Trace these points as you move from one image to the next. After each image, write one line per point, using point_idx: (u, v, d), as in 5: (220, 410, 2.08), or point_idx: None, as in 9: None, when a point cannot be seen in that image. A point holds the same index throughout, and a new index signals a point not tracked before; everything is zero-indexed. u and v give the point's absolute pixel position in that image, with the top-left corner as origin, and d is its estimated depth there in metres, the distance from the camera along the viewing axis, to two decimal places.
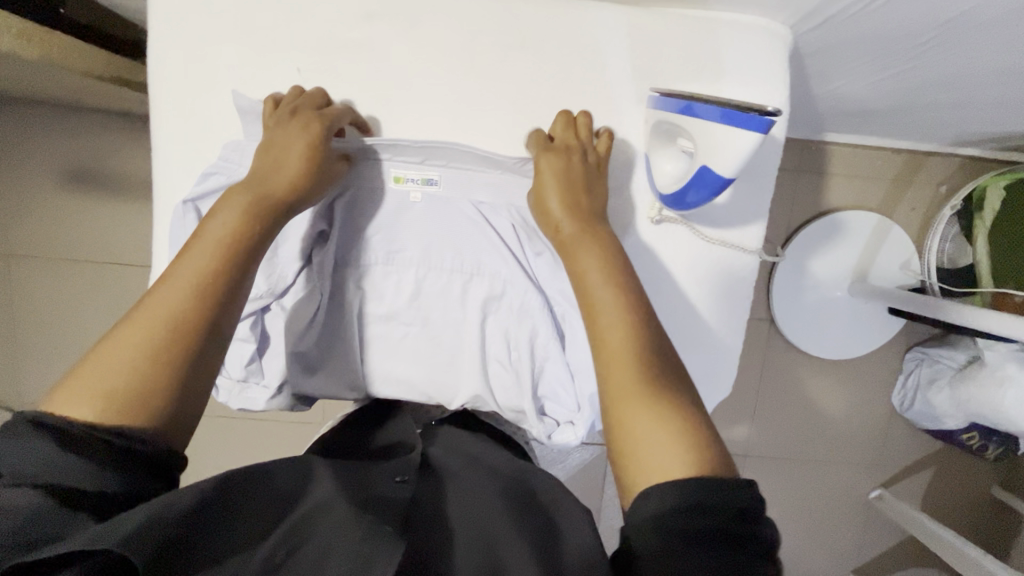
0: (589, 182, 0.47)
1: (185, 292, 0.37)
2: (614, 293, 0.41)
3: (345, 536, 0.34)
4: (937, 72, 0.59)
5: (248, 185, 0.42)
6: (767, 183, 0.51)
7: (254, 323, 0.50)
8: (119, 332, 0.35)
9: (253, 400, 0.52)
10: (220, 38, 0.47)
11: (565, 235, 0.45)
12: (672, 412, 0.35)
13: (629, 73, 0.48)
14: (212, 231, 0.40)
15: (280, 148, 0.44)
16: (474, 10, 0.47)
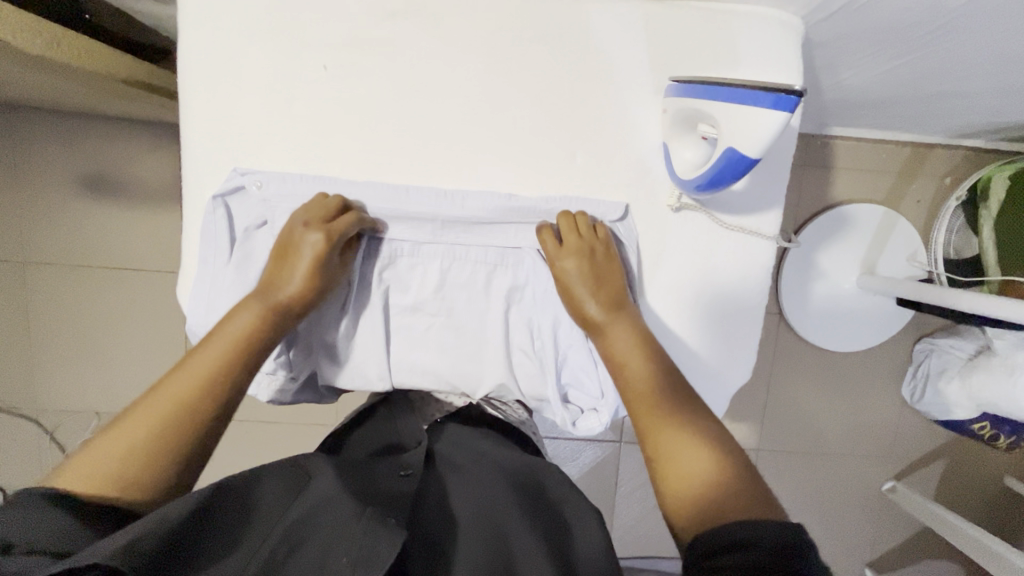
0: (610, 270, 0.50)
1: (189, 389, 0.42)
2: (644, 362, 0.47)
3: (344, 532, 0.38)
4: (943, 61, 0.61)
5: (262, 293, 0.47)
6: (783, 171, 0.52)
7: None
8: (127, 419, 0.41)
9: (281, 391, 0.53)
10: (249, 38, 0.48)
11: (598, 320, 0.49)
12: (701, 455, 0.42)
13: (646, 65, 0.50)
14: (225, 335, 0.45)
15: (292, 257, 0.47)
16: (494, 7, 0.48)
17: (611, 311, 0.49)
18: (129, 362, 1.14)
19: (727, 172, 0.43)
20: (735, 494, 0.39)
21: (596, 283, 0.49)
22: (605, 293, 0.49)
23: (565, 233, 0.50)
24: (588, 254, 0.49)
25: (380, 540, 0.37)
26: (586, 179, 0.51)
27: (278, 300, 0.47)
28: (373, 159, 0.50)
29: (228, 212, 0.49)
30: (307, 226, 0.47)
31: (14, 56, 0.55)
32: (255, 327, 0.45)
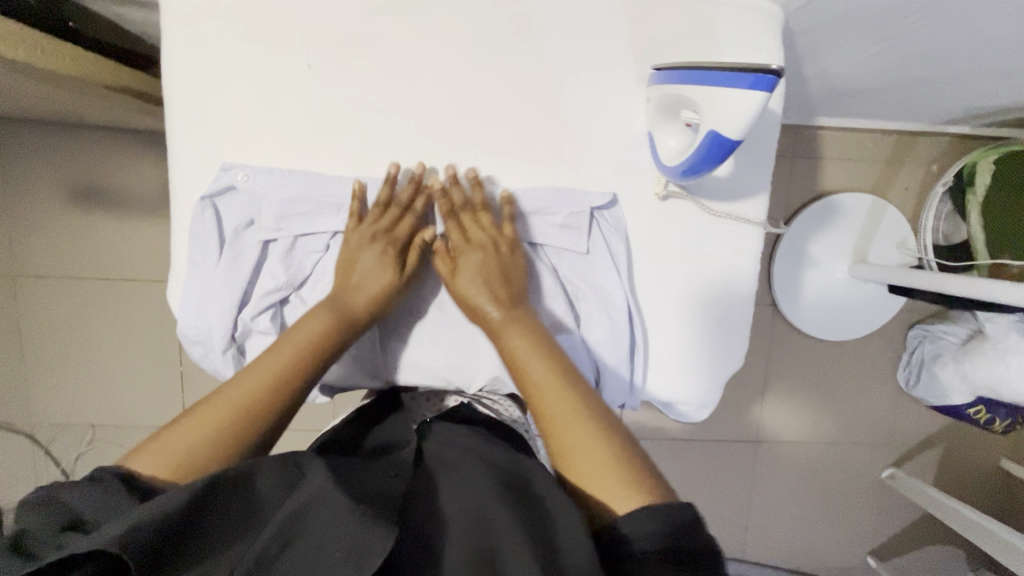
0: (512, 271, 0.50)
1: (263, 386, 0.44)
2: (543, 360, 0.46)
3: (337, 530, 0.34)
4: (924, 44, 0.61)
5: (331, 299, 0.49)
6: (767, 156, 0.53)
7: (274, 315, 0.51)
8: (203, 409, 0.43)
9: None
10: (232, 38, 0.48)
11: (496, 320, 0.48)
12: (602, 449, 0.41)
13: (630, 55, 0.50)
14: (295, 336, 0.47)
15: (359, 267, 0.49)
16: (477, 0, 0.49)
17: (509, 311, 0.48)
18: (122, 373, 1.13)
19: (711, 154, 0.43)
20: (633, 487, 0.39)
21: (498, 281, 0.49)
22: (507, 292, 0.49)
23: (462, 217, 0.50)
24: (488, 251, 0.49)
25: (376, 539, 0.34)
26: (574, 170, 0.51)
27: (348, 309, 0.48)
28: (360, 155, 0.50)
29: (216, 213, 0.50)
30: (372, 238, 0.49)
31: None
32: (327, 331, 0.47)
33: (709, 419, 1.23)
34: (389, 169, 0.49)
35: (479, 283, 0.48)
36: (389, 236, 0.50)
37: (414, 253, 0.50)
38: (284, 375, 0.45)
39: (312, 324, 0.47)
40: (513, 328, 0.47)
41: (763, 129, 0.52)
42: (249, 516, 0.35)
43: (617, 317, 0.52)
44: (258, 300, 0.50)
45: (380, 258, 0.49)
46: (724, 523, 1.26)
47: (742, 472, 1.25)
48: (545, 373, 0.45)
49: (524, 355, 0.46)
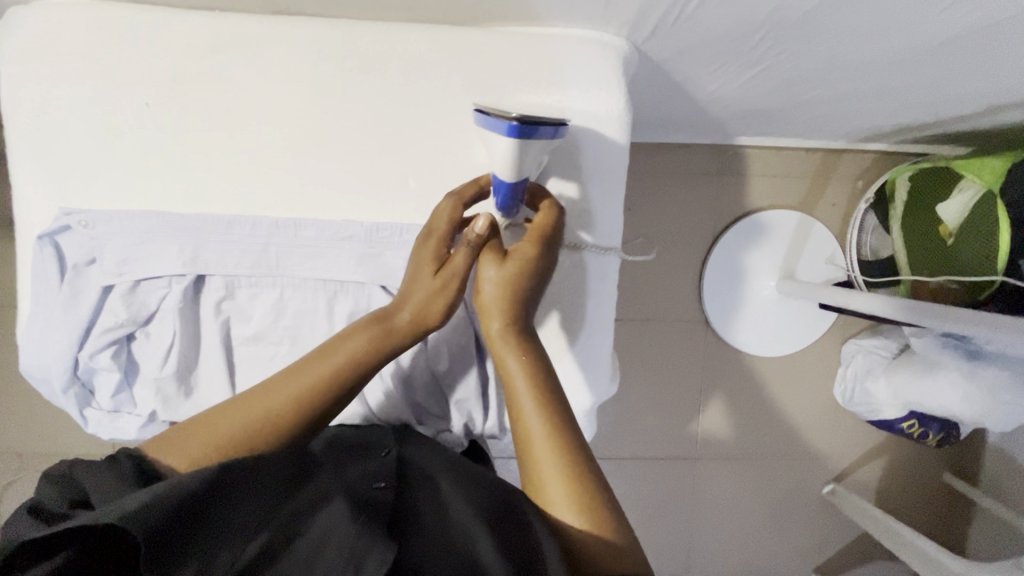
0: (535, 290, 0.50)
1: (294, 399, 0.45)
2: (529, 380, 0.47)
3: (342, 533, 0.36)
4: (789, 67, 0.63)
5: (379, 313, 0.48)
6: (618, 185, 0.54)
7: (117, 352, 0.51)
8: (234, 405, 0.45)
9: (125, 428, 0.53)
10: (71, 78, 0.49)
11: (493, 332, 0.49)
12: (572, 479, 0.43)
13: (472, 88, 0.51)
14: (340, 352, 0.47)
15: (413, 267, 0.49)
16: (316, 38, 0.50)
17: (509, 334, 0.49)
18: None
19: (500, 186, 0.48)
20: (590, 516, 0.42)
21: (514, 293, 0.49)
22: (522, 310, 0.49)
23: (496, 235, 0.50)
24: (517, 264, 0.49)
25: (371, 539, 0.36)
26: (419, 203, 0.51)
27: (389, 324, 0.48)
28: (203, 190, 0.50)
29: (59, 250, 0.49)
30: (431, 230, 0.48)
31: None
32: (368, 350, 0.47)
33: (647, 439, 1.22)
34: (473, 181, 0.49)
35: (490, 290, 0.49)
36: (437, 231, 0.48)
37: (460, 254, 0.48)
38: (322, 385, 0.46)
39: (355, 342, 0.47)
40: (510, 349, 0.48)
41: (606, 160, 0.52)
42: (256, 513, 0.37)
43: (463, 350, 0.54)
44: (97, 338, 0.49)
45: (426, 261, 0.48)
46: (667, 543, 1.24)
47: (683, 490, 1.24)
48: (529, 398, 0.46)
49: (522, 383, 0.47)
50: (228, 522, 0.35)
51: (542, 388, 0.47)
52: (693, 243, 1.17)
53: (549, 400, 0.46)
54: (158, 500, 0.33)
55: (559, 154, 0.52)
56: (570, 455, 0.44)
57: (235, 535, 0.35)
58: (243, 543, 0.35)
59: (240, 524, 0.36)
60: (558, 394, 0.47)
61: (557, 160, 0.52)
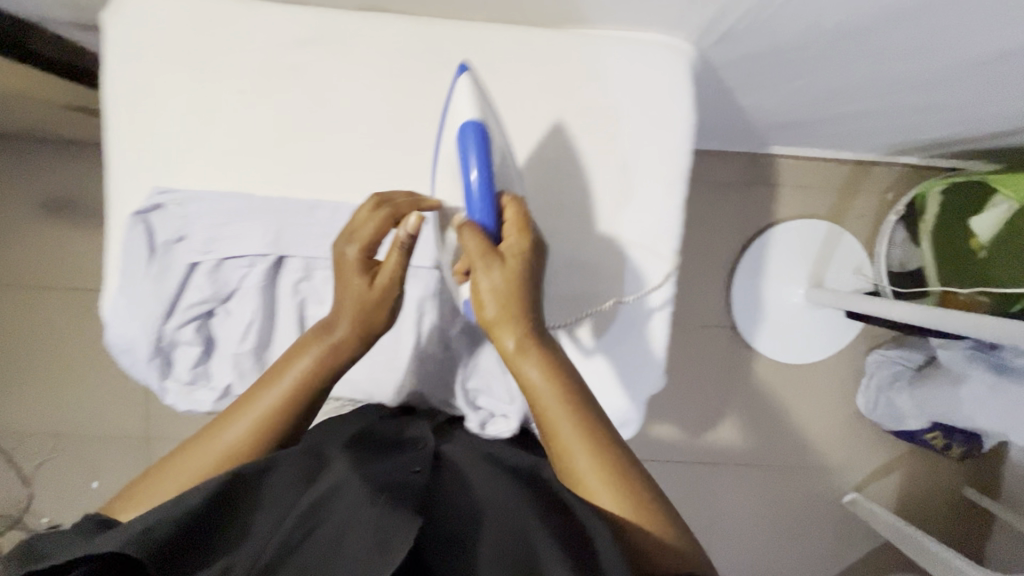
0: (533, 287, 0.46)
1: (250, 426, 0.45)
2: (552, 387, 0.44)
3: (363, 517, 0.33)
4: (838, 79, 0.65)
5: (320, 329, 0.48)
6: (677, 187, 0.56)
7: (200, 326, 0.53)
8: (193, 448, 0.44)
9: (201, 401, 0.55)
10: (168, 63, 0.51)
11: (508, 341, 0.45)
12: (611, 479, 0.42)
13: (545, 86, 0.53)
14: (287, 372, 0.47)
15: (344, 280, 0.48)
16: (400, 34, 0.52)
17: (522, 349, 0.45)
18: (92, 382, 1.17)
19: (479, 211, 0.47)
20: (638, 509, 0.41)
21: (520, 300, 0.45)
22: (531, 313, 0.46)
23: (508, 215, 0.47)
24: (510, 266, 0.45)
25: (400, 516, 0.33)
26: None
27: (334, 337, 0.48)
28: (287, 175, 0.53)
29: (149, 228, 0.51)
30: (351, 241, 0.47)
31: None
32: (314, 366, 0.47)
33: (670, 442, 1.23)
34: (406, 193, 0.49)
35: (493, 302, 0.45)
36: (363, 239, 0.47)
37: (395, 250, 0.46)
38: (280, 406, 0.46)
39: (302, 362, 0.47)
40: (529, 353, 0.45)
41: (673, 158, 0.55)
42: (276, 515, 0.35)
43: None
44: (184, 312, 0.52)
45: (360, 279, 0.47)
46: None
47: (702, 494, 1.24)
48: (554, 401, 0.44)
49: (549, 399, 0.44)
50: (244, 528, 0.35)
51: (568, 394, 0.44)
52: (721, 249, 1.19)
53: (576, 402, 0.44)
54: (161, 516, 0.34)
55: (626, 155, 0.55)
56: (606, 452, 0.43)
57: (252, 537, 0.34)
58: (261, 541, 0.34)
59: (259, 528, 0.35)
60: (581, 403, 0.44)
61: (624, 162, 0.55)
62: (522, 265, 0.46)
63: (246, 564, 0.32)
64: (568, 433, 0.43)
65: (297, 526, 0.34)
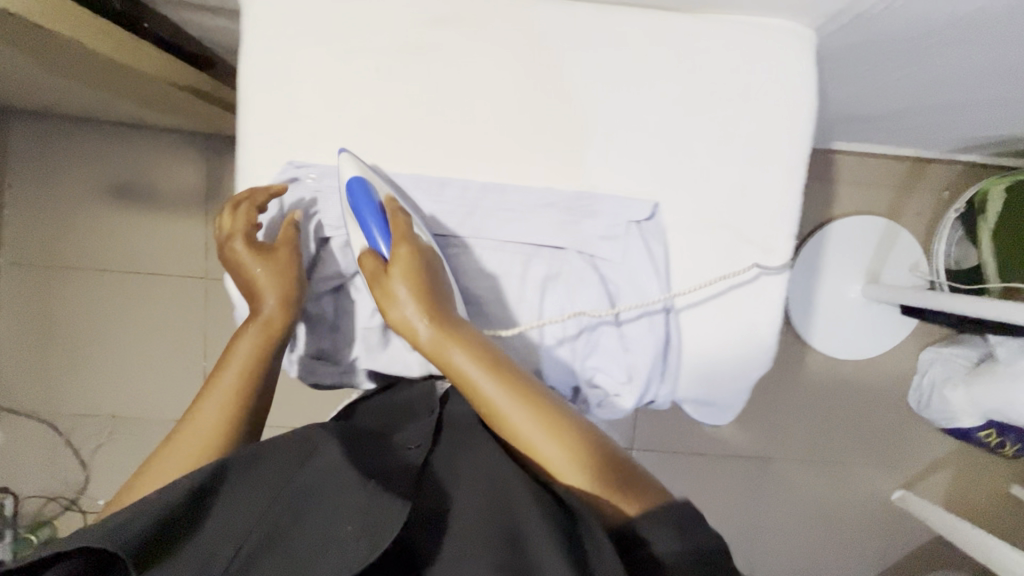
0: (434, 280, 0.50)
1: (220, 412, 0.48)
2: (476, 374, 0.46)
3: (348, 501, 0.36)
4: (938, 73, 0.65)
5: (250, 317, 0.52)
6: (797, 172, 0.55)
7: (330, 300, 0.57)
8: (169, 449, 0.47)
9: (324, 374, 0.58)
10: (308, 41, 0.52)
11: (426, 341, 0.48)
12: (563, 450, 0.44)
13: (671, 69, 0.54)
14: (237, 357, 0.51)
15: (253, 277, 0.52)
16: (534, 16, 0.53)
17: (439, 344, 0.47)
18: (154, 364, 1.17)
19: (376, 237, 0.51)
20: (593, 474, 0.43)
21: (426, 297, 0.49)
22: (436, 304, 0.49)
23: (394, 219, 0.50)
24: (416, 265, 0.49)
25: (386, 504, 0.36)
26: (614, 179, 0.55)
27: (266, 317, 0.51)
28: (418, 153, 0.54)
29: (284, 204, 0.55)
30: (242, 242, 0.52)
31: (86, 59, 0.59)
32: (263, 345, 0.51)
33: (719, 433, 1.24)
34: (245, 191, 0.53)
35: (411, 303, 0.48)
36: (237, 233, 0.52)
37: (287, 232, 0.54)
38: (243, 388, 0.50)
39: (247, 345, 0.51)
40: (450, 348, 0.47)
41: (793, 144, 0.55)
42: (260, 500, 0.37)
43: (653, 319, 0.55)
44: (318, 284, 0.56)
45: (273, 267, 0.52)
46: (734, 539, 1.26)
47: (750, 486, 1.25)
48: (488, 386, 0.46)
49: (483, 385, 0.46)
50: (223, 517, 0.37)
51: (503, 376, 0.47)
52: None
53: (512, 383, 0.47)
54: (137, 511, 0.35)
55: (749, 140, 0.55)
56: (551, 424, 0.45)
57: (232, 523, 0.36)
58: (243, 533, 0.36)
59: (242, 516, 0.37)
60: (500, 386, 0.46)
61: (745, 146, 0.55)
62: (415, 262, 0.49)
63: (232, 551, 0.35)
64: (502, 421, 0.46)
65: (283, 514, 0.37)
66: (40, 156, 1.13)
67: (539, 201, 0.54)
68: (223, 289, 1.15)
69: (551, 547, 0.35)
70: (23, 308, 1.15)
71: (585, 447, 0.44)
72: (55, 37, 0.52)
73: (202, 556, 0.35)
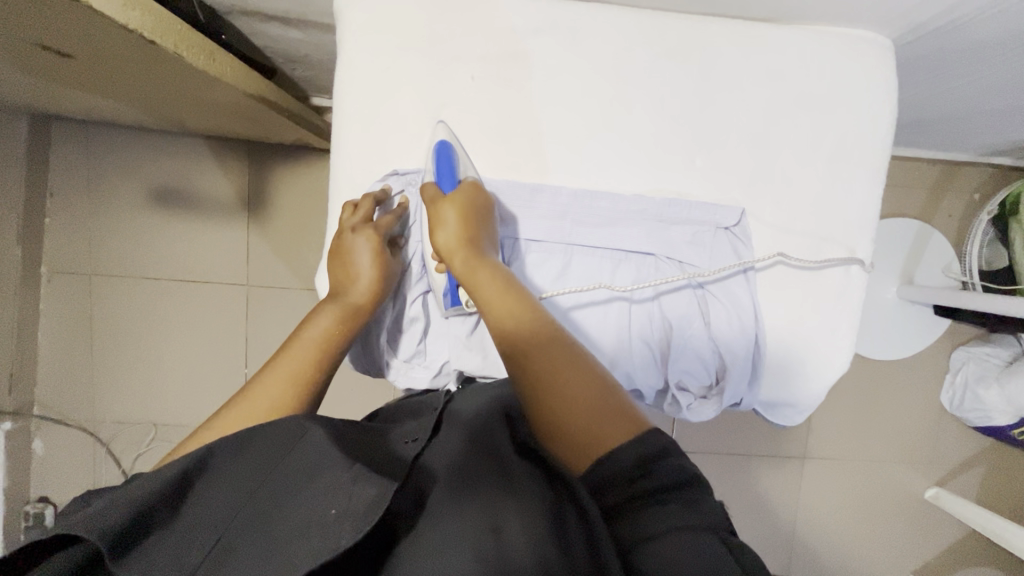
0: (482, 218, 0.52)
1: (282, 385, 0.48)
2: (502, 298, 0.48)
3: (331, 485, 0.36)
4: (997, 82, 0.67)
5: (336, 295, 0.54)
6: (877, 175, 0.57)
7: (423, 304, 0.58)
8: (227, 414, 0.46)
9: (417, 379, 0.58)
10: (407, 52, 0.54)
11: (455, 260, 0.51)
12: (573, 386, 0.42)
13: (760, 76, 0.55)
14: (308, 334, 0.51)
15: (353, 260, 0.54)
16: (626, 26, 0.54)
17: (468, 259, 0.50)
18: (196, 371, 1.17)
19: (444, 177, 0.53)
20: (589, 420, 0.40)
21: (467, 223, 0.51)
22: (477, 238, 0.51)
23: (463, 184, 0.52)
24: (458, 200, 0.51)
25: (372, 490, 0.35)
26: (700, 183, 0.56)
27: (353, 301, 0.53)
28: (510, 161, 0.56)
29: (383, 208, 0.57)
30: (358, 231, 0.53)
31: (173, 69, 0.60)
32: (335, 325, 0.52)
33: (754, 433, 1.25)
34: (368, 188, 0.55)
35: (447, 226, 0.51)
36: (363, 208, 0.54)
37: (387, 220, 0.56)
38: (307, 366, 0.50)
39: (322, 322, 0.52)
40: (476, 266, 0.50)
41: (874, 148, 0.57)
42: (243, 486, 0.37)
43: (741, 319, 0.57)
44: (412, 289, 0.58)
45: (368, 249, 0.54)
46: (771, 538, 1.27)
47: (785, 486, 1.27)
48: (505, 306, 0.47)
49: (499, 303, 0.48)
50: (205, 504, 0.36)
51: (525, 306, 0.47)
52: None
53: (534, 315, 0.47)
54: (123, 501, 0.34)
55: (831, 146, 0.56)
56: (562, 357, 0.44)
57: (213, 511, 0.36)
58: (222, 527, 0.35)
59: (224, 505, 0.36)
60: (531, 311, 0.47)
61: (829, 150, 0.56)
62: (473, 198, 0.52)
63: (211, 542, 0.34)
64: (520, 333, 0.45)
65: (266, 501, 0.36)
66: (83, 164, 1.13)
67: (628, 208, 0.56)
68: (265, 296, 1.15)
69: (528, 533, 0.35)
70: (65, 317, 1.15)
71: (585, 382, 0.42)
72: (157, 49, 0.53)
73: (180, 547, 0.34)
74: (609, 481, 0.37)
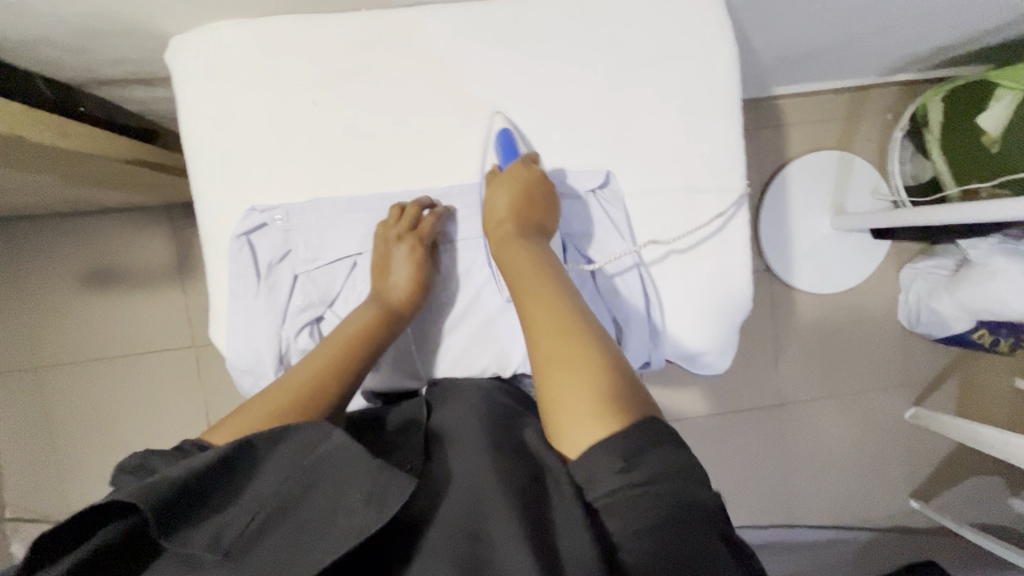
0: (533, 194, 0.54)
1: (319, 366, 0.50)
2: (536, 269, 0.50)
3: (357, 472, 0.36)
4: (847, 4, 0.68)
5: (375, 297, 0.56)
6: (733, 114, 0.58)
7: (311, 331, 0.58)
8: (270, 392, 0.47)
9: None
10: (244, 89, 0.54)
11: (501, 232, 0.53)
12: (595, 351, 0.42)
13: (595, 45, 0.56)
14: (347, 328, 0.53)
15: (394, 267, 0.56)
16: (455, 21, 0.55)
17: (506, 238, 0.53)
18: (160, 442, 1.16)
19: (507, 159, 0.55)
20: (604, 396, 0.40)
21: (512, 203, 0.53)
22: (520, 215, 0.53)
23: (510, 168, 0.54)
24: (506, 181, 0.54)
25: (397, 482, 0.35)
26: (560, 159, 0.58)
27: (391, 302, 0.55)
28: (372, 176, 0.56)
29: (252, 247, 0.56)
30: (401, 239, 0.56)
31: (30, 152, 0.60)
32: (377, 321, 0.54)
33: (729, 389, 1.25)
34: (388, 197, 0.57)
35: (499, 203, 0.54)
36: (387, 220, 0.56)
37: (426, 223, 0.57)
38: (344, 355, 0.51)
39: (359, 318, 0.54)
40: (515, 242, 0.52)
41: (722, 89, 0.57)
42: (277, 476, 0.37)
43: (625, 277, 0.58)
44: (295, 319, 0.57)
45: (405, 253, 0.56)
46: (766, 490, 1.27)
47: (771, 436, 1.27)
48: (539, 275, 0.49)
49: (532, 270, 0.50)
50: (244, 490, 0.36)
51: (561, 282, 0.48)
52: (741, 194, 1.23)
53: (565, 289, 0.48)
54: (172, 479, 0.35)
55: (680, 97, 0.57)
56: (588, 329, 0.44)
57: (251, 496, 0.36)
58: (260, 508, 0.36)
59: (258, 487, 0.36)
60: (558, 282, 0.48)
61: (680, 99, 0.57)
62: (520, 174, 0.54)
63: (246, 521, 0.35)
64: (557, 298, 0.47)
65: (298, 487, 0.36)
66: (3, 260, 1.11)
67: None
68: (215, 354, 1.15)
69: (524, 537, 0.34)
70: (18, 417, 1.14)
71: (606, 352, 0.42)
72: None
73: (216, 526, 0.35)
74: (597, 473, 0.37)
